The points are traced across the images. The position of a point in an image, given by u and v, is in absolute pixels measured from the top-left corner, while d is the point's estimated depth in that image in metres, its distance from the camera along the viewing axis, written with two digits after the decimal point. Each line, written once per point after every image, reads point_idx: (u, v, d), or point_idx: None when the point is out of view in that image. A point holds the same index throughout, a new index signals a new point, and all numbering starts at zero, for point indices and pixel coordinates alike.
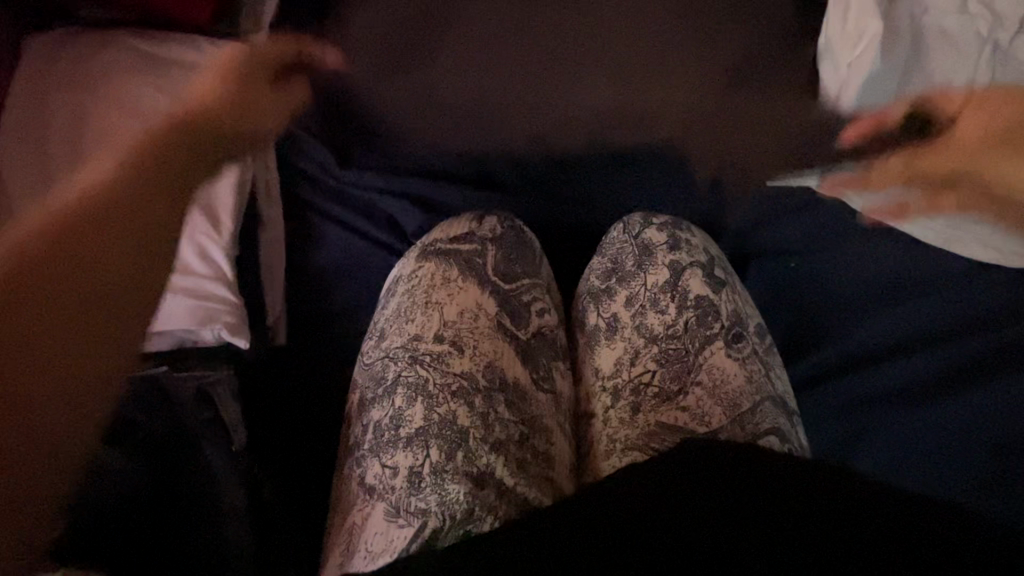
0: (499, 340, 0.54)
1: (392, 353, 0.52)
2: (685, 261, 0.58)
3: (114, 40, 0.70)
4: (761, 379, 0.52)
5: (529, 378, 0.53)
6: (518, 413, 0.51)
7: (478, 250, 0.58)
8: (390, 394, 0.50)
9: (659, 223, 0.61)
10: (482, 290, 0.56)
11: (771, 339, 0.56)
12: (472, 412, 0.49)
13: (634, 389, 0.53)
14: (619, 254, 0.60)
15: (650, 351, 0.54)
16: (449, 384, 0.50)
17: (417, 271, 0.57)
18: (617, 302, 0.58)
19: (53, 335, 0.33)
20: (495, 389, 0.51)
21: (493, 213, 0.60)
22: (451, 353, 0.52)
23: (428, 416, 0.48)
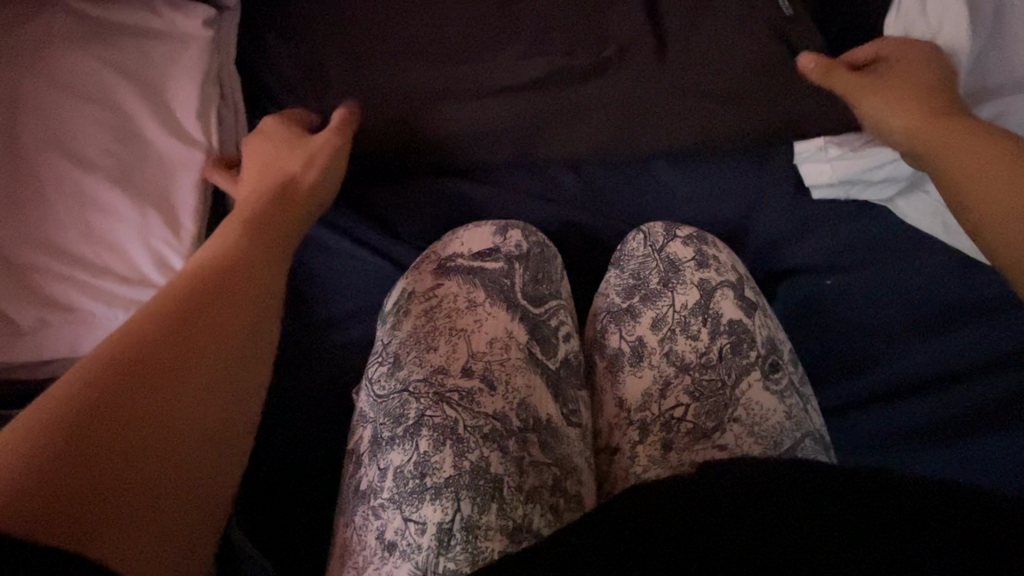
0: (532, 374, 0.50)
1: (412, 387, 0.47)
2: (715, 280, 0.54)
3: (53, 2, 0.60)
4: (800, 413, 0.48)
5: (559, 412, 0.50)
6: (552, 455, 0.47)
7: (503, 269, 0.55)
8: (413, 436, 0.45)
9: (684, 236, 0.56)
10: (511, 316, 0.53)
11: (803, 368, 0.52)
12: (505, 458, 0.45)
13: (664, 425, 0.49)
14: (641, 269, 0.56)
15: (681, 382, 0.50)
16: (481, 426, 0.46)
17: (436, 289, 0.53)
18: (641, 325, 0.53)
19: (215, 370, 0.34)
20: (527, 431, 0.47)
21: (516, 224, 0.57)
22: (481, 390, 0.48)
23: (458, 464, 0.44)
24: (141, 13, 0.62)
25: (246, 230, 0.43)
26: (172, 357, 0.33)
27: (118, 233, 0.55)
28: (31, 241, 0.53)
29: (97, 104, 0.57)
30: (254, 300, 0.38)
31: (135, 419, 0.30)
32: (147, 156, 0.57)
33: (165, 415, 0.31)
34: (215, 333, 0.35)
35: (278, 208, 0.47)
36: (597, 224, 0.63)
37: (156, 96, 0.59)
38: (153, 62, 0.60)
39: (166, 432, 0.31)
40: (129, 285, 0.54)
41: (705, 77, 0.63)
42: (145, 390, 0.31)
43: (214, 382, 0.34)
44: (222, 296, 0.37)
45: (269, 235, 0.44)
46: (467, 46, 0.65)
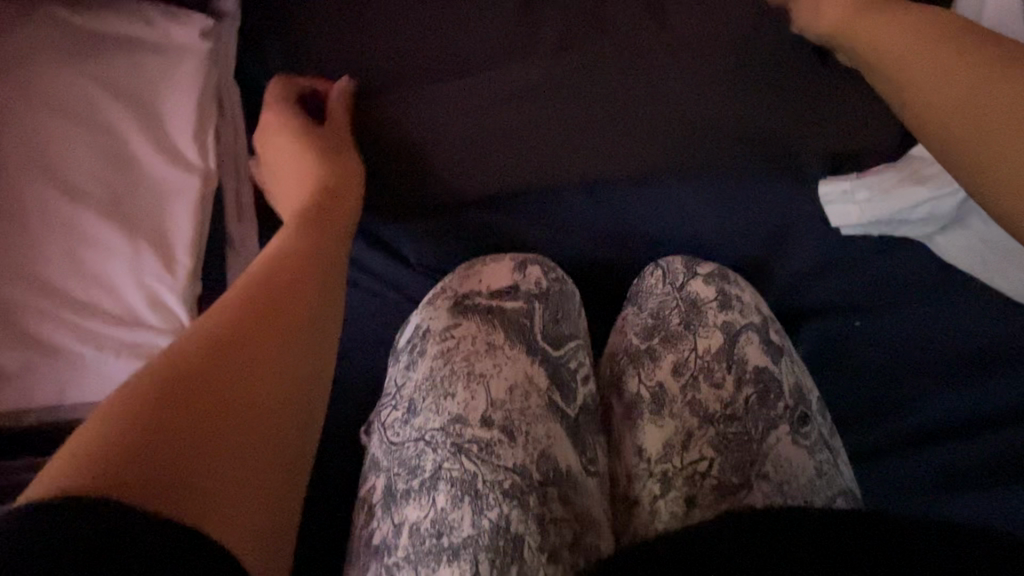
0: (552, 422, 0.48)
1: (429, 437, 0.45)
2: (739, 323, 0.52)
3: (37, 8, 0.56)
4: (830, 469, 0.46)
5: (579, 462, 0.47)
6: (574, 509, 0.44)
7: (520, 307, 0.52)
8: (429, 490, 0.42)
9: (705, 273, 0.55)
10: (531, 359, 0.50)
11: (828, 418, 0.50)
12: (527, 516, 0.42)
13: (688, 479, 0.47)
14: (661, 308, 0.54)
15: (704, 434, 0.48)
16: (500, 481, 0.43)
17: (452, 329, 0.50)
18: (661, 369, 0.51)
19: (293, 350, 0.36)
20: (549, 484, 0.44)
21: (536, 261, 0.56)
22: (501, 441, 0.45)
23: (477, 523, 0.41)
24: (133, 22, 0.58)
25: (305, 220, 0.45)
26: (260, 338, 0.34)
27: (108, 267, 0.52)
28: (12, 270, 0.50)
29: (85, 122, 0.54)
30: (320, 292, 0.41)
31: (231, 395, 0.31)
32: (139, 181, 0.54)
33: (256, 392, 0.33)
34: (293, 319, 0.37)
35: (328, 199, 0.49)
36: (606, 255, 0.62)
37: (149, 114, 0.56)
38: (146, 76, 0.57)
39: (259, 408, 0.32)
40: (119, 324, 0.51)
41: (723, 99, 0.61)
42: (238, 365, 0.32)
43: (295, 367, 0.36)
44: (296, 284, 0.39)
45: (327, 227, 0.46)
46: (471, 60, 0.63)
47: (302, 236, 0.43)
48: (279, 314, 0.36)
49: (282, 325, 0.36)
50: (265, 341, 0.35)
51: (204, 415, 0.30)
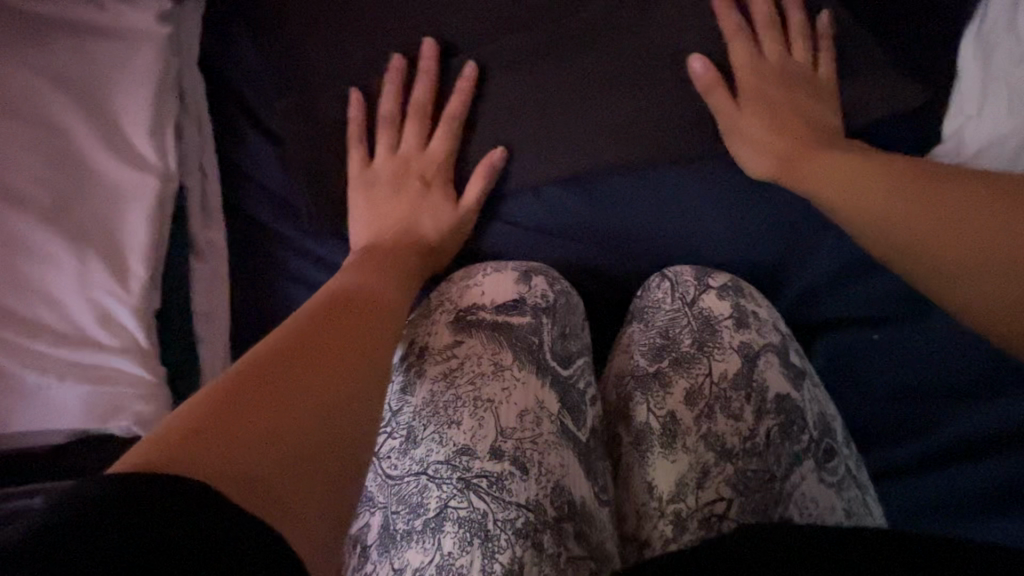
0: (566, 450, 0.43)
1: (431, 471, 0.40)
2: (758, 343, 0.47)
3: None
4: (861, 506, 0.42)
5: (594, 494, 0.43)
6: (590, 547, 0.40)
7: (527, 324, 0.47)
8: (435, 532, 0.38)
9: (720, 286, 0.49)
10: (542, 381, 0.45)
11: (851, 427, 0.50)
12: (540, 560, 0.38)
13: (702, 521, 0.42)
14: (670, 326, 0.49)
15: (723, 471, 0.43)
16: (512, 520, 0.39)
17: (454, 348, 0.45)
18: (673, 397, 0.46)
19: (361, 352, 0.39)
20: (564, 521, 0.40)
21: (540, 270, 0.50)
22: (512, 475, 0.40)
23: (487, 569, 0.37)
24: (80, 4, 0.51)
25: (382, 253, 0.50)
26: (325, 339, 0.39)
27: (51, 281, 0.46)
28: None
29: (28, 120, 0.48)
30: (391, 307, 0.44)
31: (294, 380, 0.35)
32: (89, 184, 0.48)
33: (316, 378, 0.35)
34: (362, 327, 0.41)
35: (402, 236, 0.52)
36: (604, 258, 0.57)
37: (100, 108, 0.50)
38: (98, 65, 0.51)
39: (320, 392, 0.35)
40: (65, 344, 0.46)
41: None
42: (302, 358, 0.36)
43: (361, 364, 0.38)
44: (366, 302, 0.43)
45: (406, 262, 0.50)
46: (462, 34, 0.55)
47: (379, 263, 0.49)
48: (348, 324, 0.41)
49: (349, 333, 0.40)
50: (333, 344, 0.38)
51: (266, 393, 0.33)
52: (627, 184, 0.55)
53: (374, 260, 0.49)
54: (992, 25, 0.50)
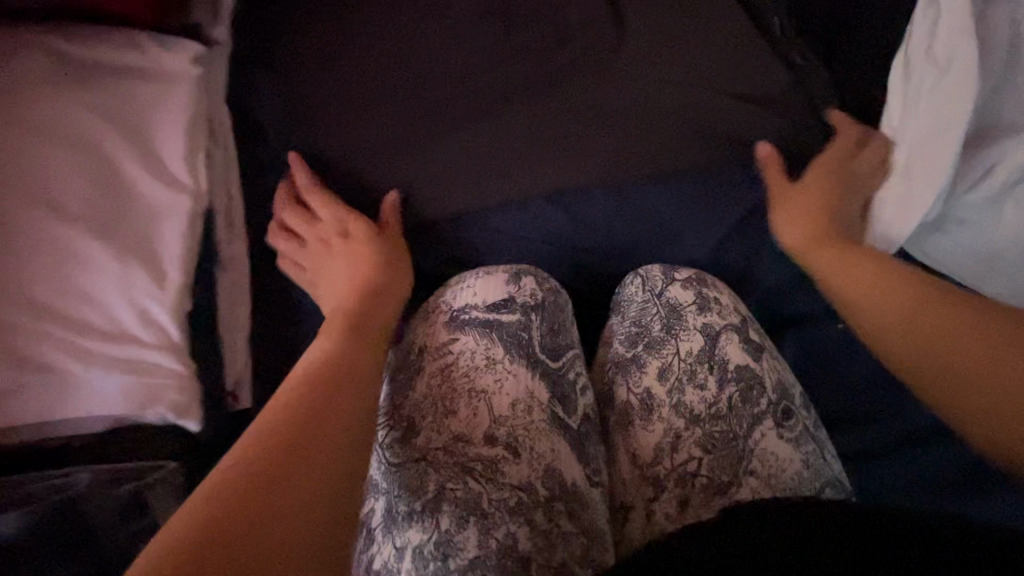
0: (556, 435, 0.48)
1: (431, 457, 0.45)
2: (719, 325, 0.54)
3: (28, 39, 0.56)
4: (818, 461, 0.48)
5: (584, 475, 0.48)
6: (581, 524, 0.45)
7: (520, 322, 0.53)
8: (433, 511, 0.42)
9: (683, 279, 0.56)
10: (532, 371, 0.51)
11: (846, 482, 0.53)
12: (534, 533, 0.43)
13: (679, 480, 0.47)
14: (643, 317, 0.55)
15: (692, 435, 0.49)
16: (506, 499, 0.44)
17: (453, 344, 0.52)
18: (648, 376, 0.52)
19: (338, 430, 0.41)
20: (555, 499, 0.45)
21: (529, 271, 0.56)
22: (506, 458, 0.46)
23: (483, 542, 0.41)
24: (125, 51, 0.59)
25: (352, 320, 0.53)
26: (299, 423, 0.40)
27: (98, 286, 0.52)
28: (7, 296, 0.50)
29: (79, 148, 0.54)
30: (360, 377, 0.46)
31: (278, 478, 0.36)
32: (131, 203, 0.55)
33: (296, 470, 0.37)
34: (335, 401, 0.43)
35: (372, 297, 0.55)
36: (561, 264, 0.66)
37: (141, 139, 0.57)
38: (142, 105, 0.58)
39: (302, 484, 0.37)
40: (110, 340, 0.52)
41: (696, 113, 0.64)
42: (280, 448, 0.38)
43: (338, 442, 0.40)
44: (337, 375, 0.45)
45: (376, 327, 0.53)
46: (460, 77, 0.65)
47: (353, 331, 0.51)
48: (320, 403, 0.42)
49: (323, 412, 0.42)
50: (310, 426, 0.40)
51: (252, 495, 0.35)
52: (608, 202, 0.62)
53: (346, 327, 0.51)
54: (915, 54, 0.58)
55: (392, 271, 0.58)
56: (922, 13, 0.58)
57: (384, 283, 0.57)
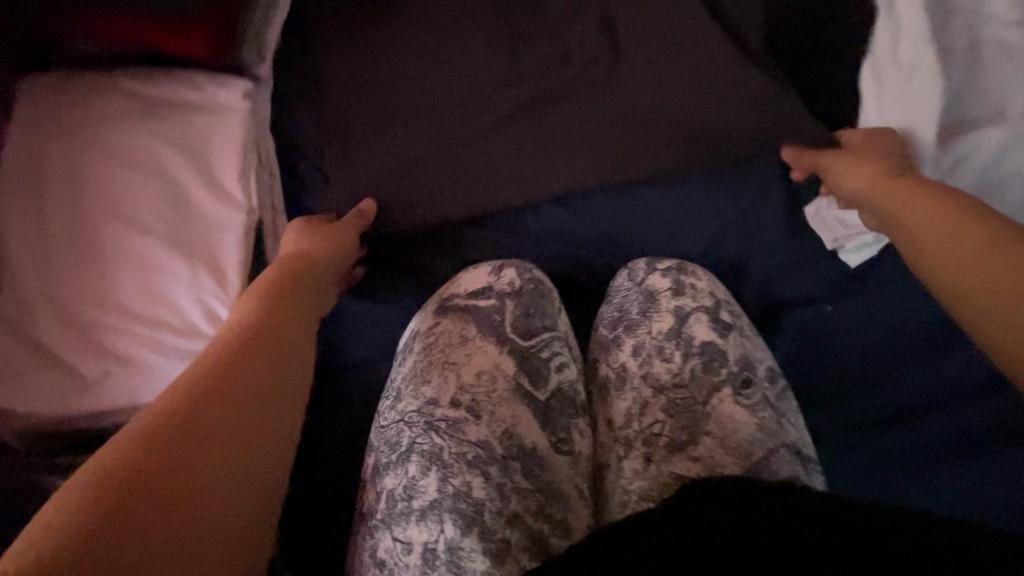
0: (517, 404, 0.56)
1: (407, 417, 0.54)
2: (690, 307, 0.60)
3: (112, 89, 0.69)
4: (773, 425, 0.53)
5: (548, 440, 0.56)
6: (534, 478, 0.53)
7: (495, 305, 0.62)
8: (404, 461, 0.51)
9: (663, 267, 0.62)
10: (501, 349, 0.60)
11: (815, 452, 0.55)
12: (488, 484, 0.51)
13: (645, 440, 0.55)
14: (624, 302, 0.62)
15: (657, 401, 0.56)
16: (464, 453, 0.52)
17: (434, 326, 0.60)
18: (624, 352, 0.59)
19: (269, 386, 0.42)
20: (511, 458, 0.53)
21: (511, 263, 0.63)
22: (468, 420, 0.54)
23: (442, 488, 0.49)
24: (188, 90, 0.71)
25: (298, 279, 0.53)
26: (236, 372, 0.41)
27: (172, 290, 0.65)
28: (104, 302, 0.64)
29: (154, 179, 0.67)
30: (296, 336, 0.47)
31: (207, 428, 0.37)
32: (194, 221, 0.67)
33: (225, 422, 0.38)
34: (271, 357, 0.43)
35: (320, 265, 0.57)
36: (565, 255, 0.74)
37: (201, 167, 0.68)
38: (202, 139, 0.69)
39: (227, 438, 0.37)
40: (182, 335, 0.64)
41: (685, 114, 0.68)
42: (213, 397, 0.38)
43: (270, 401, 0.41)
44: (277, 327, 0.46)
45: (316, 294, 0.54)
46: (467, 89, 0.71)
47: (267, 311, 0.46)
48: (259, 355, 0.43)
49: (260, 366, 0.42)
50: (247, 378, 0.41)
51: (177, 442, 0.35)
52: (611, 202, 0.72)
53: (252, 311, 0.46)
54: (879, 56, 0.63)
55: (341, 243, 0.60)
56: (882, 22, 0.63)
57: (334, 258, 0.59)
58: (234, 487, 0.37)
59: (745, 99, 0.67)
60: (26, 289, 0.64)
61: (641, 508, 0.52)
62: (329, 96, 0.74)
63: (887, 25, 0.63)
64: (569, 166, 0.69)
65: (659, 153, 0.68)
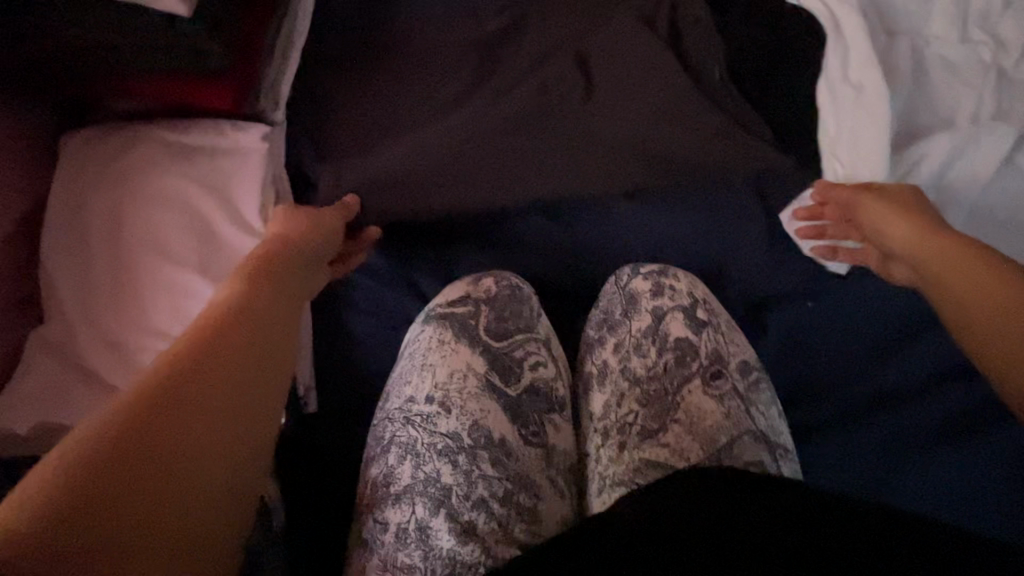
0: (486, 399, 0.66)
1: (391, 414, 0.65)
2: (667, 306, 0.63)
3: (145, 136, 0.77)
4: (738, 414, 0.56)
5: (515, 433, 0.65)
6: (501, 467, 0.62)
7: (471, 312, 0.71)
8: (386, 452, 0.62)
9: (646, 271, 0.64)
10: (473, 350, 0.69)
11: (791, 440, 0.56)
12: (455, 470, 0.61)
13: (620, 428, 0.58)
14: (608, 304, 0.65)
15: (633, 393, 0.60)
16: (435, 444, 0.62)
17: (420, 333, 0.70)
18: (606, 350, 0.63)
19: (241, 370, 0.46)
20: (478, 448, 0.63)
21: (488, 274, 0.74)
22: (439, 414, 0.64)
23: (415, 474, 0.60)
24: (208, 136, 0.77)
25: (269, 271, 0.57)
26: (207, 357, 0.44)
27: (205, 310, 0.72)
28: (145, 325, 0.71)
29: (186, 213, 0.75)
30: (265, 322, 0.50)
31: (179, 415, 0.41)
32: (222, 249, 0.74)
33: (197, 408, 0.42)
34: (241, 342, 0.47)
35: (292, 253, 0.62)
36: (553, 264, 0.81)
37: (225, 199, 0.75)
38: (224, 174, 0.76)
39: (200, 422, 0.41)
40: None
41: (663, 126, 0.72)
42: (184, 384, 0.42)
43: (242, 382, 0.45)
44: (248, 316, 0.50)
45: (287, 282, 0.58)
46: (453, 109, 0.74)
47: (235, 304, 0.50)
48: (230, 341, 0.46)
49: (231, 352, 0.46)
50: (218, 364, 0.44)
51: (151, 431, 0.39)
52: (593, 215, 0.80)
53: (221, 303, 0.50)
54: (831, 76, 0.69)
55: (312, 239, 0.65)
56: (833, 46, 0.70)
57: (307, 251, 0.64)
58: (207, 458, 0.41)
59: (717, 116, 0.71)
60: (74, 320, 0.71)
61: (613, 494, 0.55)
62: (326, 124, 0.78)
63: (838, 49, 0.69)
64: (557, 177, 0.74)
65: (636, 164, 0.73)
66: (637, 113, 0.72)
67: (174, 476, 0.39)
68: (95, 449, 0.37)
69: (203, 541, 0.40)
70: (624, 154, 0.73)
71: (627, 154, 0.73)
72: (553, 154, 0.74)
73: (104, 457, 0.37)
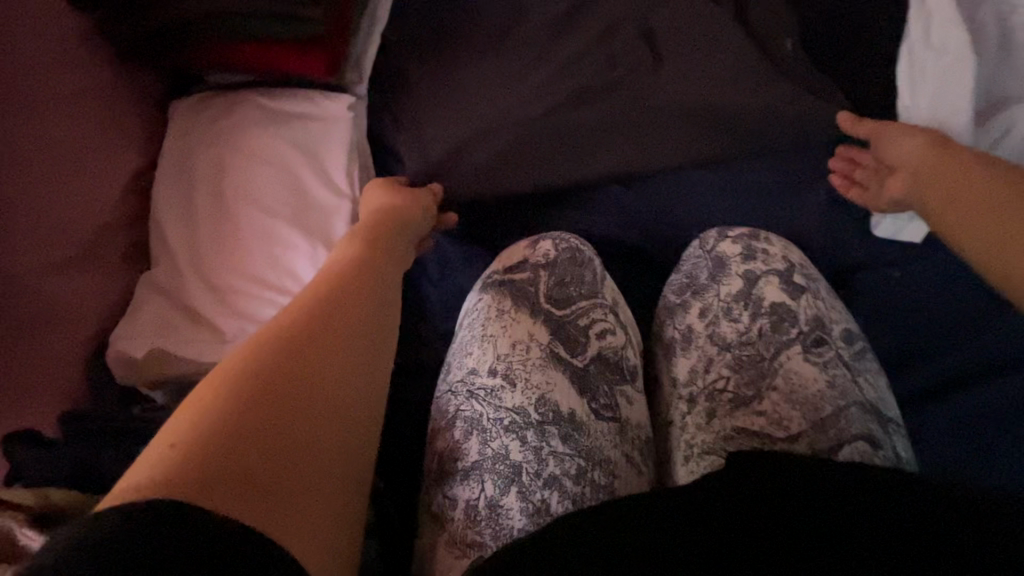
0: (551, 371, 0.65)
1: (454, 387, 0.64)
2: (760, 270, 0.60)
3: (241, 102, 0.79)
4: (844, 382, 0.53)
5: (585, 406, 0.64)
6: (572, 443, 0.61)
7: (530, 278, 0.70)
8: (452, 426, 0.61)
9: (735, 235, 0.62)
10: (535, 321, 0.68)
11: (902, 414, 0.52)
12: (523, 445, 0.60)
13: (709, 395, 0.56)
14: (694, 268, 0.62)
15: (723, 358, 0.57)
16: (502, 419, 0.61)
17: (478, 301, 0.69)
18: (691, 315, 0.61)
19: (347, 337, 0.47)
20: (546, 424, 0.61)
21: (546, 237, 0.72)
22: (504, 388, 0.63)
23: (483, 450, 0.59)
24: (301, 101, 0.78)
25: (368, 253, 0.59)
26: (315, 328, 0.46)
27: (298, 265, 0.74)
28: (242, 278, 0.73)
29: (280, 172, 0.76)
30: (367, 296, 0.52)
31: (299, 379, 0.42)
32: (313, 209, 0.75)
33: (314, 371, 0.43)
34: (345, 315, 0.49)
35: (389, 234, 0.63)
36: (630, 232, 0.78)
37: (315, 161, 0.77)
38: (314, 138, 0.77)
39: (317, 385, 0.43)
40: None
41: (750, 92, 0.69)
42: (298, 351, 0.44)
43: (349, 348, 0.47)
44: (353, 290, 0.52)
45: (389, 264, 0.60)
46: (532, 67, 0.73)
47: (338, 282, 0.52)
48: (334, 314, 0.48)
49: (337, 323, 0.48)
50: (327, 334, 0.46)
51: (273, 392, 0.40)
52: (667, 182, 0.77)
53: (324, 280, 0.52)
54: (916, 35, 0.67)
55: (408, 221, 0.67)
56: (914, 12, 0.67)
57: (404, 233, 0.65)
58: (327, 421, 0.42)
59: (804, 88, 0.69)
60: (175, 275, 0.74)
61: (704, 463, 0.53)
62: (397, 97, 0.78)
63: (919, 17, 0.67)
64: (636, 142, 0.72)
65: (720, 131, 0.71)
66: (721, 77, 0.70)
67: (300, 435, 0.40)
68: (226, 407, 0.39)
69: (332, 500, 0.41)
70: (706, 121, 0.71)
71: (710, 120, 0.71)
72: (631, 117, 0.72)
73: (234, 413, 0.38)
